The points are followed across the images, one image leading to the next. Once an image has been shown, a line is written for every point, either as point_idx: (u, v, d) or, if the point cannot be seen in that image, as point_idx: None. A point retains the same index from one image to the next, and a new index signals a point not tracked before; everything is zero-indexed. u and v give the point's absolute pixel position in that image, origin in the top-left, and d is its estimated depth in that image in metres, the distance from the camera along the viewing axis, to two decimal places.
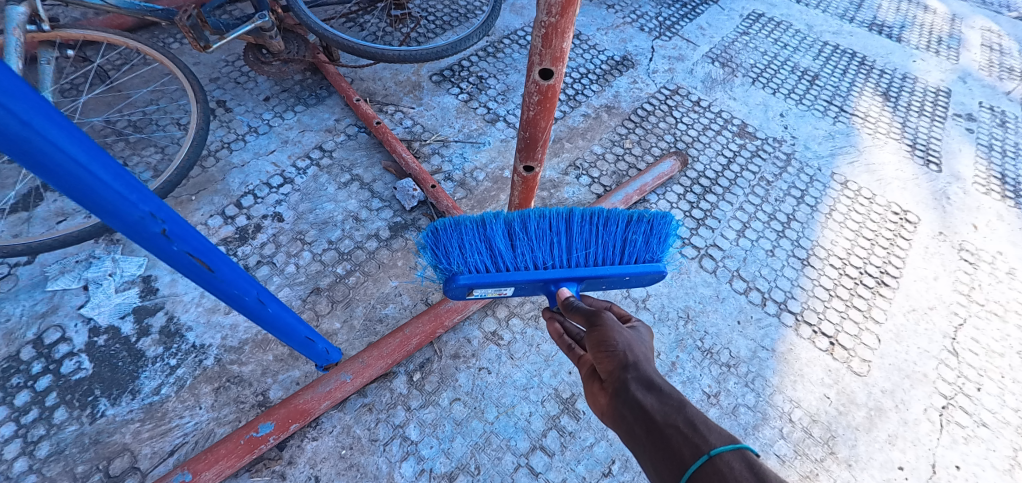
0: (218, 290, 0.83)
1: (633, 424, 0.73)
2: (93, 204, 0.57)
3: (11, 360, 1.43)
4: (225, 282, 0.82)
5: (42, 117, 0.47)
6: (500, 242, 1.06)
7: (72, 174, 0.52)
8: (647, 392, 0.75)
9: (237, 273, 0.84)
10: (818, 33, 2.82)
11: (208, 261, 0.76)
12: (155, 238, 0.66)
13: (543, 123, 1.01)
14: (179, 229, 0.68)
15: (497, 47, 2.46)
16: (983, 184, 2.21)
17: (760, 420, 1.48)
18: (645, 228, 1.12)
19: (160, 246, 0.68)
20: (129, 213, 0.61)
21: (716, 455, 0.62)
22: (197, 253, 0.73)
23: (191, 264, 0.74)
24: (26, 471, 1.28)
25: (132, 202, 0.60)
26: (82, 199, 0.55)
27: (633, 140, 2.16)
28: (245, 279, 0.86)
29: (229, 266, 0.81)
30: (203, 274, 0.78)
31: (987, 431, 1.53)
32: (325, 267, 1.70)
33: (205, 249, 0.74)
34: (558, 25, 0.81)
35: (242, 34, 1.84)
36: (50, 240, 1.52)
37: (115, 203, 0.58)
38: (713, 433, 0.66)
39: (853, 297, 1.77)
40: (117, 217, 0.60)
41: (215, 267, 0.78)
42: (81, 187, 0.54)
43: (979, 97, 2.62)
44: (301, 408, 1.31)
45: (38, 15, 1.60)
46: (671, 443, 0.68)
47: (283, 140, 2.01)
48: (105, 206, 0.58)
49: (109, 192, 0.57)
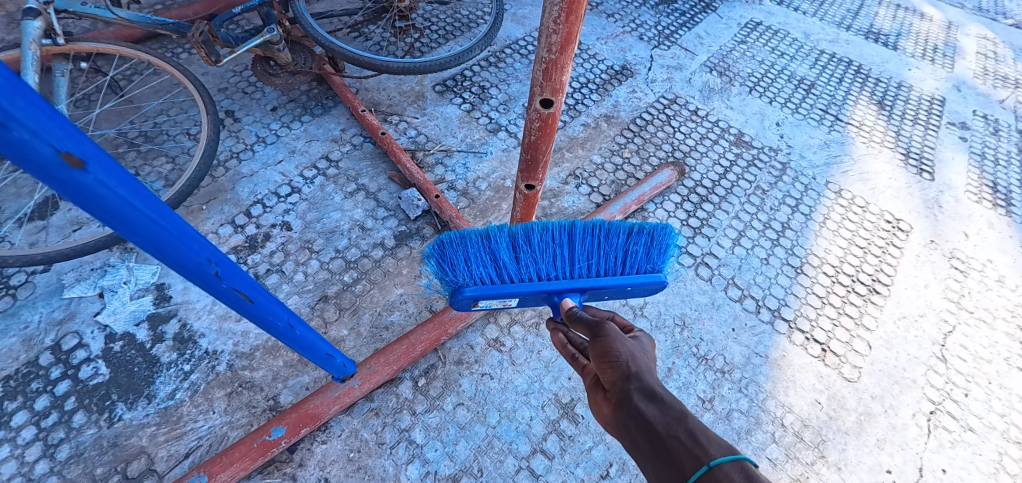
0: (257, 318, 0.89)
1: (637, 435, 0.78)
2: (161, 253, 0.63)
3: (31, 366, 1.49)
4: (263, 311, 0.87)
5: (129, 188, 0.54)
6: (504, 254, 1.12)
7: (148, 232, 0.59)
8: (649, 403, 0.80)
9: (274, 302, 0.89)
10: (815, 42, 2.86)
11: (251, 295, 0.82)
12: (209, 279, 0.72)
13: (543, 147, 1.07)
14: (229, 270, 0.74)
15: (499, 57, 2.52)
16: (975, 193, 2.26)
17: (753, 425, 1.54)
18: (646, 239, 1.17)
19: (213, 285, 0.74)
20: (190, 261, 0.67)
21: (715, 466, 0.66)
22: (243, 289, 0.79)
23: (236, 298, 0.79)
24: (48, 473, 1.34)
25: (193, 250, 0.66)
26: (154, 250, 0.62)
27: (631, 149, 2.21)
28: (280, 307, 0.91)
29: (268, 297, 0.86)
30: (246, 306, 0.83)
31: (974, 435, 1.58)
32: (332, 275, 1.76)
33: (250, 285, 0.80)
34: (558, 61, 0.86)
35: (251, 48, 1.89)
36: (67, 249, 1.58)
37: (180, 252, 0.64)
38: (712, 444, 0.70)
39: (845, 304, 1.83)
40: (179, 263, 0.66)
41: (256, 300, 0.83)
42: (154, 241, 0.60)
43: (972, 105, 2.67)
44: (312, 412, 1.36)
45: (53, 29, 1.66)
46: (672, 453, 0.72)
47: (290, 150, 2.07)
48: (170, 255, 0.64)
49: (176, 244, 0.63)
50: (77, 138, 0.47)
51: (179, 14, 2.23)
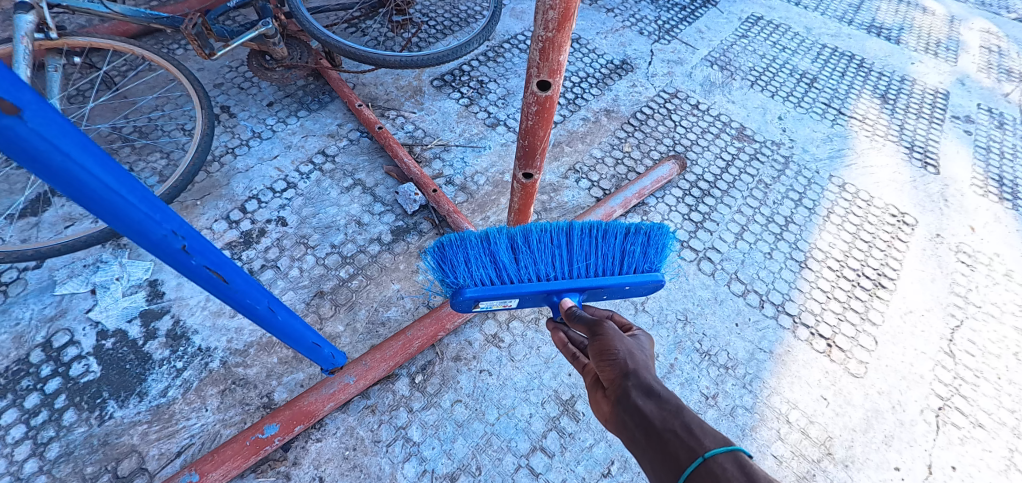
0: (233, 300, 0.85)
1: (634, 430, 0.76)
2: (121, 223, 0.59)
3: (21, 363, 1.46)
4: (240, 292, 0.84)
5: (78, 147, 0.50)
6: (504, 255, 1.08)
7: (102, 197, 0.55)
8: (647, 398, 0.77)
9: (251, 284, 0.85)
10: (816, 36, 2.83)
11: (224, 274, 0.78)
12: (176, 253, 0.68)
13: (540, 133, 1.04)
14: (198, 245, 0.70)
15: (497, 52, 2.49)
16: (981, 186, 2.22)
17: (757, 421, 1.50)
18: (643, 239, 1.14)
19: (181, 261, 0.70)
20: (153, 232, 0.63)
21: (709, 457, 0.65)
22: (216, 266, 0.75)
23: (208, 277, 0.76)
24: (37, 472, 1.31)
25: (156, 221, 0.62)
26: (112, 220, 0.58)
27: (632, 143, 2.18)
28: (258, 289, 0.88)
29: (244, 278, 0.82)
30: (221, 287, 0.79)
31: (983, 432, 1.55)
32: (328, 270, 1.73)
33: (222, 263, 0.76)
34: (555, 40, 0.83)
35: (246, 40, 1.87)
36: (59, 245, 1.55)
37: (141, 222, 0.61)
38: (707, 436, 0.69)
39: (850, 299, 1.79)
40: (141, 235, 0.62)
41: (231, 280, 0.80)
42: (111, 208, 0.56)
43: (977, 99, 2.63)
44: (306, 409, 1.33)
45: (46, 23, 1.63)
46: (668, 446, 0.70)
47: (286, 145, 2.04)
48: (133, 225, 0.60)
49: (136, 212, 0.59)
50: (12, 82, 0.44)
51: (175, 9, 2.20)
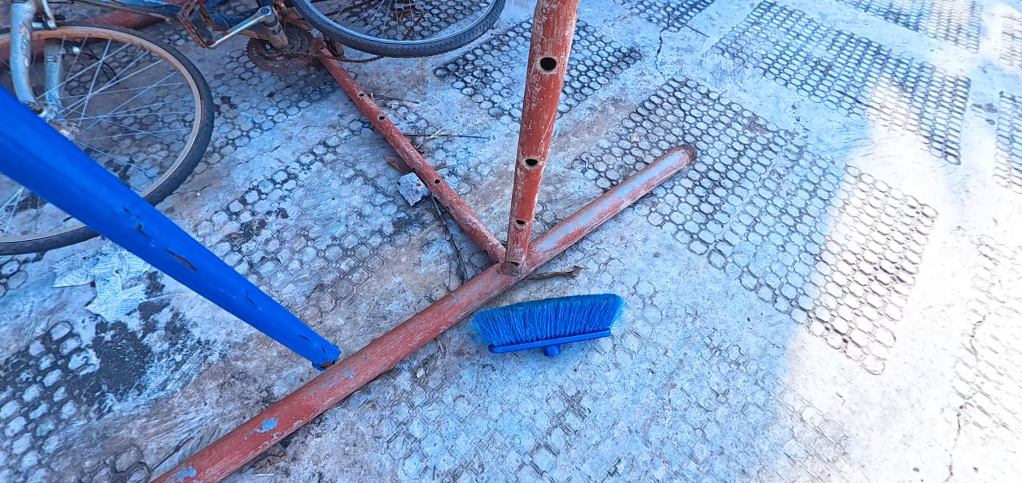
0: (205, 289, 0.81)
1: None
2: (64, 201, 0.53)
3: (20, 356, 1.44)
4: (212, 281, 0.80)
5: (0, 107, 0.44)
6: (518, 323, 1.45)
7: (31, 168, 0.48)
8: None
9: (223, 271, 0.81)
10: (831, 22, 2.74)
11: (191, 259, 0.74)
12: (131, 235, 0.64)
13: (545, 115, 0.99)
14: (156, 226, 0.66)
15: (501, 40, 2.43)
16: (1004, 177, 2.14)
17: (770, 419, 1.45)
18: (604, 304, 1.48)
19: (138, 244, 0.66)
20: (101, 210, 0.58)
21: None
22: (180, 251, 0.71)
23: (172, 262, 0.72)
24: (35, 465, 1.29)
25: (103, 198, 0.57)
26: (52, 196, 0.52)
27: (640, 133, 2.12)
28: (233, 277, 0.84)
29: (214, 264, 0.78)
30: (188, 274, 0.75)
31: (1007, 431, 1.48)
32: (328, 263, 1.70)
33: (187, 247, 0.72)
34: (560, 12, 0.78)
35: (245, 29, 1.82)
36: (57, 237, 1.52)
37: (85, 199, 0.55)
38: None
39: (867, 293, 1.73)
40: (89, 214, 0.57)
41: (200, 266, 0.76)
42: (46, 182, 0.50)
43: (1000, 87, 2.54)
44: (305, 404, 1.30)
45: (44, 12, 1.58)
46: None
47: (287, 136, 2.00)
48: (77, 204, 0.54)
49: (76, 187, 0.53)
50: None
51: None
